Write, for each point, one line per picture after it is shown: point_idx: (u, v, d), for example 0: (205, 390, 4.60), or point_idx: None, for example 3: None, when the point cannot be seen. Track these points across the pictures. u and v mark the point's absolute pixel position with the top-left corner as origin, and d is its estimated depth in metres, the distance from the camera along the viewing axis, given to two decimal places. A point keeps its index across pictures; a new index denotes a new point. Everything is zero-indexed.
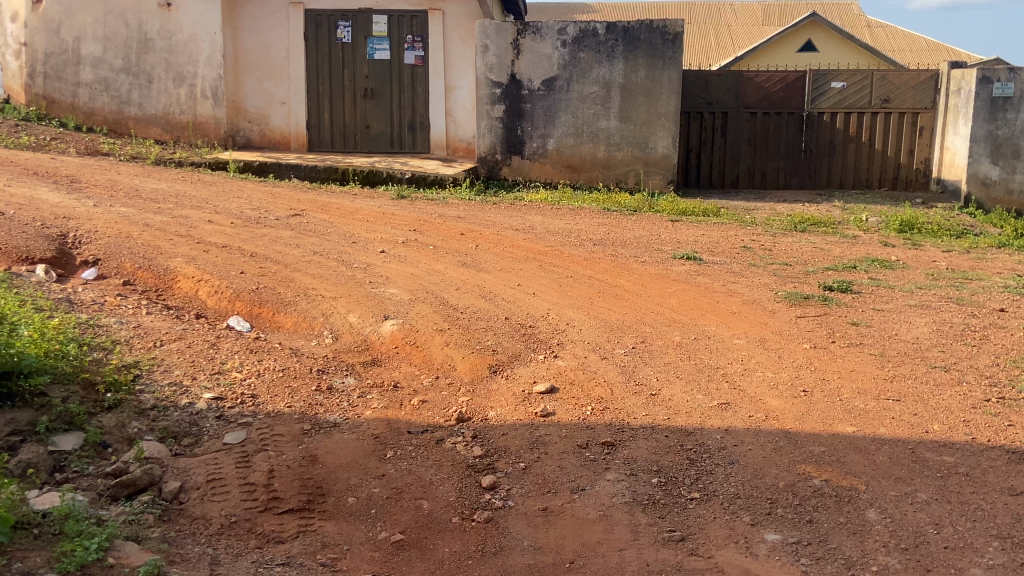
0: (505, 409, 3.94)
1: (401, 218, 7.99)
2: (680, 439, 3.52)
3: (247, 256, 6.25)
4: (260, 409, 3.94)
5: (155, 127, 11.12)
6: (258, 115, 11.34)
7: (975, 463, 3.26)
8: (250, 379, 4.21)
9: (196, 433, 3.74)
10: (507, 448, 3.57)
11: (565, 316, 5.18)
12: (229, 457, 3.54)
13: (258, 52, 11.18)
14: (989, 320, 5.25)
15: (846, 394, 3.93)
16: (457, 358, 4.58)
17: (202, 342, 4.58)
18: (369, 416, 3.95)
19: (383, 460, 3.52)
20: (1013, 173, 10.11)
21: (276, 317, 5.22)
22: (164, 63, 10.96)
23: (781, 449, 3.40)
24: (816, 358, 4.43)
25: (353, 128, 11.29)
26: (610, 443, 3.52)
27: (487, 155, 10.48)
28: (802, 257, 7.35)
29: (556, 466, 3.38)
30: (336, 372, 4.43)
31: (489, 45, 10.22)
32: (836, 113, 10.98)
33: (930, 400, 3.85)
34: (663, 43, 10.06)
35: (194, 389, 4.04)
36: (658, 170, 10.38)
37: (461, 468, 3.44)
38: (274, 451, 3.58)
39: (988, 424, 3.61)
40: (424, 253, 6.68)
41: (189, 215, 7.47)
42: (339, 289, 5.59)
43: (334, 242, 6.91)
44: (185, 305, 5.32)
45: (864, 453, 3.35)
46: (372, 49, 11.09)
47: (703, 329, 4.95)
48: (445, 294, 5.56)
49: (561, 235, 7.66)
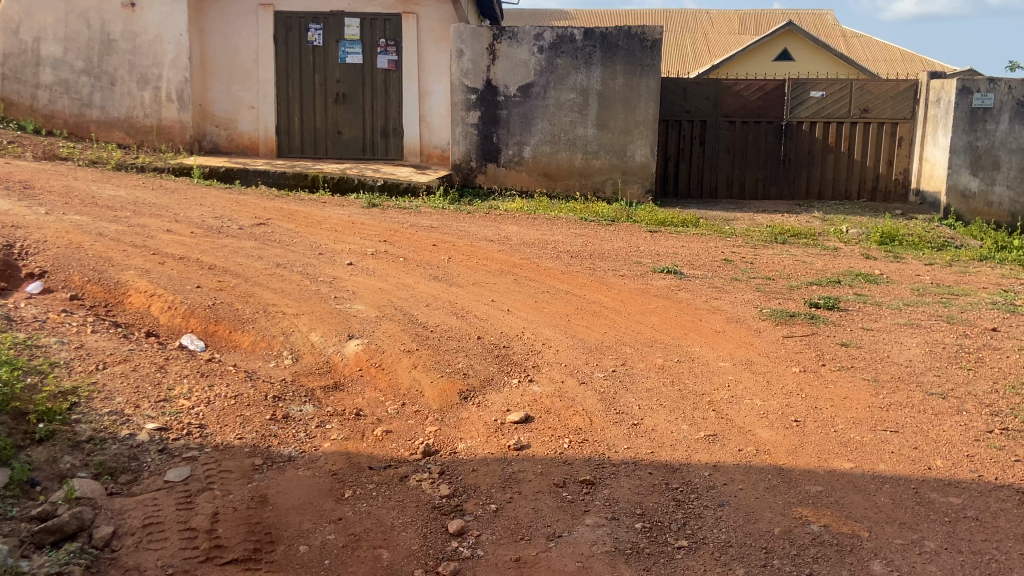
0: (476, 441, 3.65)
1: (371, 228, 7.68)
2: (664, 477, 3.25)
3: (205, 269, 5.91)
4: (208, 442, 3.61)
5: (117, 131, 10.71)
6: (226, 119, 10.98)
7: (984, 505, 3.01)
8: (199, 407, 3.87)
9: (136, 469, 3.39)
10: (477, 487, 3.27)
11: (541, 336, 4.89)
12: (170, 497, 3.20)
13: (225, 54, 10.82)
14: (982, 340, 5.03)
15: (840, 425, 3.68)
16: (425, 382, 4.27)
17: (150, 364, 4.23)
18: (328, 449, 3.63)
19: (341, 501, 3.21)
20: (994, 185, 9.88)
21: (233, 335, 4.88)
22: (127, 64, 10.56)
23: (775, 489, 3.13)
24: (806, 383, 4.18)
25: (324, 133, 10.96)
26: (589, 481, 3.23)
27: (461, 163, 10.20)
28: (786, 271, 7.13)
29: (530, 508, 3.09)
30: (293, 399, 4.10)
31: (464, 50, 9.94)
32: (815, 122, 10.81)
33: (930, 432, 3.60)
34: (642, 50, 9.84)
35: (136, 419, 3.69)
36: (636, 180, 10.13)
37: (426, 509, 3.14)
38: (220, 490, 3.26)
39: (993, 459, 3.36)
40: (394, 266, 6.37)
41: (147, 223, 7.11)
42: (302, 305, 5.26)
43: (299, 254, 6.57)
44: (135, 322, 4.96)
45: (864, 493, 3.09)
46: (344, 52, 10.76)
47: (687, 350, 4.69)
48: (415, 311, 5.25)
49: (537, 247, 7.39)
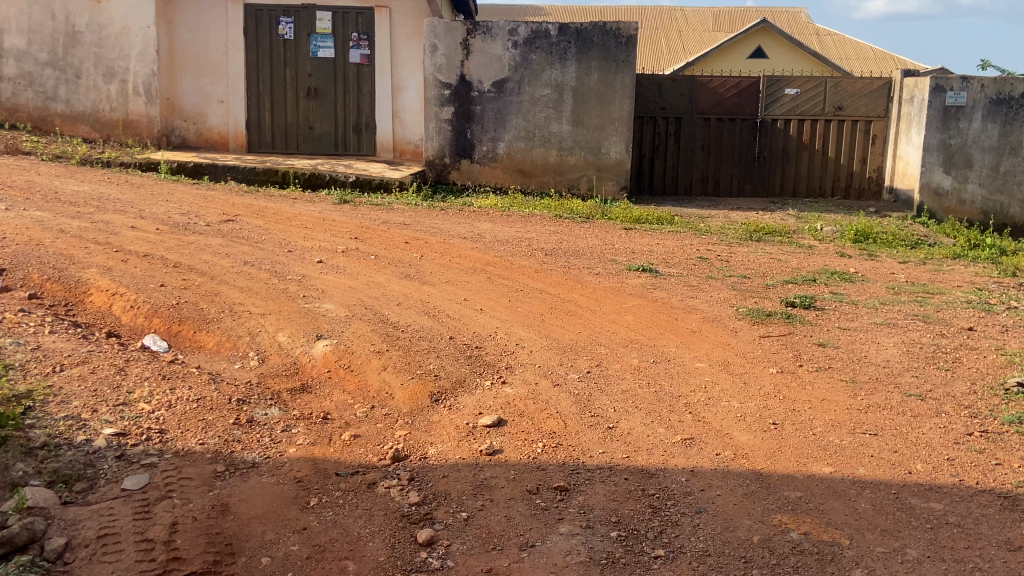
0: (447, 446, 3.54)
1: (342, 225, 7.53)
2: (641, 483, 3.16)
3: (170, 267, 5.74)
4: (168, 448, 3.47)
5: (83, 125, 10.45)
6: (195, 113, 10.77)
7: (965, 511, 2.95)
8: (160, 411, 3.72)
9: (92, 477, 3.24)
10: (447, 494, 3.16)
11: (514, 336, 4.79)
12: (127, 506, 3.05)
13: (194, 47, 10.60)
14: (959, 340, 5.00)
15: (819, 428, 3.61)
16: (395, 384, 4.15)
17: (109, 366, 4.07)
18: (293, 455, 3.50)
19: (305, 510, 3.09)
20: (966, 183, 9.95)
21: (197, 335, 4.73)
22: (93, 57, 10.31)
23: (754, 495, 3.05)
24: (784, 384, 4.11)
25: (296, 128, 10.78)
26: (564, 487, 3.14)
27: (435, 159, 10.09)
28: (761, 269, 7.08)
29: (502, 516, 2.99)
30: (258, 403, 3.96)
31: (438, 44, 9.81)
32: (789, 120, 10.80)
33: (909, 435, 3.55)
34: (617, 46, 9.75)
35: (93, 424, 3.54)
36: (611, 177, 10.05)
37: (395, 518, 3.03)
38: (180, 498, 3.12)
39: (974, 463, 3.31)
40: (365, 264, 6.23)
41: (111, 220, 6.91)
42: (269, 304, 5.11)
43: (267, 251, 6.42)
44: (95, 321, 4.79)
45: (844, 499, 3.02)
46: (316, 46, 10.57)
47: (663, 350, 4.61)
48: (386, 310, 5.13)
49: (512, 245, 7.28)
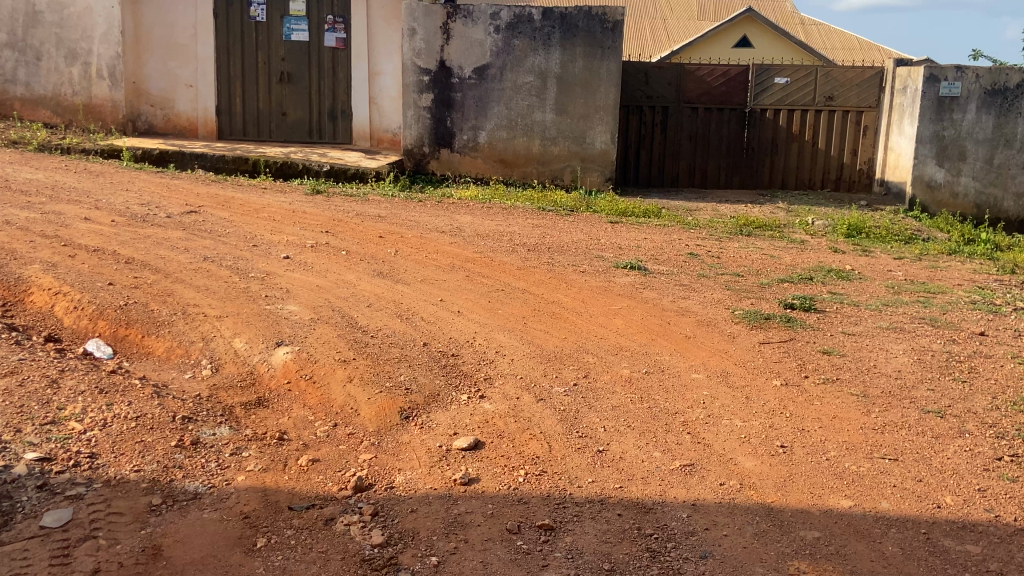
0: (417, 473, 3.14)
1: (313, 217, 7.09)
2: (636, 521, 2.78)
3: (122, 263, 5.28)
4: (97, 476, 3.01)
5: (43, 109, 9.97)
6: (161, 98, 10.20)
7: (1006, 555, 2.61)
8: (93, 432, 3.27)
9: (7, 511, 2.77)
10: (415, 533, 2.76)
11: (494, 342, 4.39)
12: (44, 549, 2.61)
13: (161, 29, 10.03)
14: (972, 347, 4.65)
15: (833, 452, 3.24)
16: (361, 399, 3.73)
17: (40, 377, 3.60)
18: (241, 484, 3.08)
19: (251, 553, 2.68)
20: (959, 176, 9.63)
21: (146, 341, 4.28)
22: (54, 38, 9.81)
23: (765, 536, 2.68)
24: (789, 400, 3.73)
25: (268, 115, 10.30)
26: (549, 526, 2.75)
27: (413, 147, 9.64)
28: (754, 266, 6.72)
29: (478, 562, 2.59)
30: (206, 421, 3.53)
31: (416, 28, 9.36)
32: (778, 110, 10.44)
33: (933, 460, 3.19)
34: (603, 31, 9.33)
35: (14, 447, 3.07)
36: (596, 167, 9.63)
37: (353, 563, 2.62)
38: (105, 539, 2.69)
39: (1008, 495, 2.96)
40: (336, 260, 5.81)
41: (64, 210, 6.44)
42: (226, 306, 4.67)
43: (231, 246, 5.97)
44: (35, 324, 4.33)
45: (868, 540, 2.66)
46: (289, 29, 10.07)
47: (655, 359, 4.23)
48: (354, 311, 4.72)
49: (493, 239, 6.87)
